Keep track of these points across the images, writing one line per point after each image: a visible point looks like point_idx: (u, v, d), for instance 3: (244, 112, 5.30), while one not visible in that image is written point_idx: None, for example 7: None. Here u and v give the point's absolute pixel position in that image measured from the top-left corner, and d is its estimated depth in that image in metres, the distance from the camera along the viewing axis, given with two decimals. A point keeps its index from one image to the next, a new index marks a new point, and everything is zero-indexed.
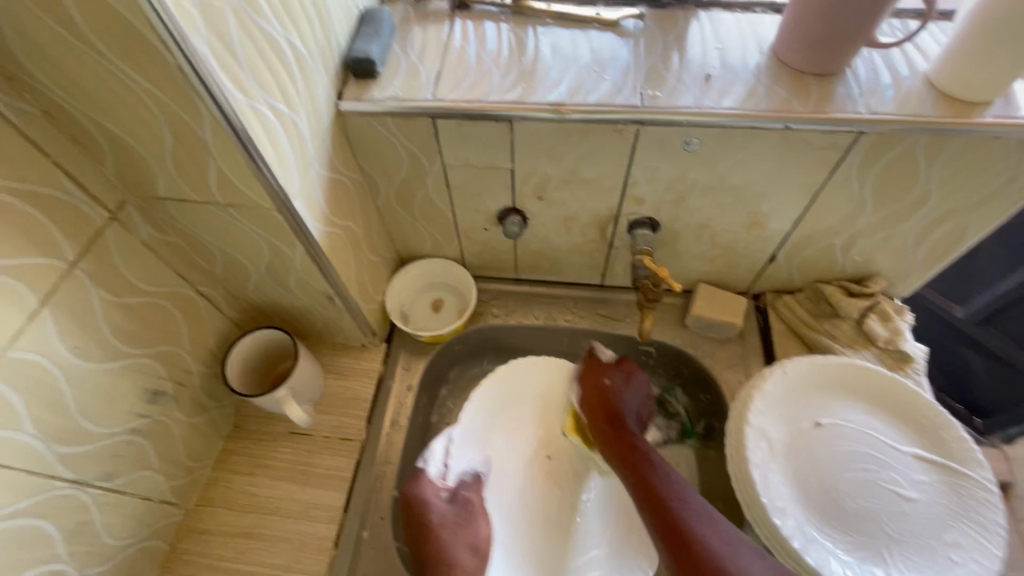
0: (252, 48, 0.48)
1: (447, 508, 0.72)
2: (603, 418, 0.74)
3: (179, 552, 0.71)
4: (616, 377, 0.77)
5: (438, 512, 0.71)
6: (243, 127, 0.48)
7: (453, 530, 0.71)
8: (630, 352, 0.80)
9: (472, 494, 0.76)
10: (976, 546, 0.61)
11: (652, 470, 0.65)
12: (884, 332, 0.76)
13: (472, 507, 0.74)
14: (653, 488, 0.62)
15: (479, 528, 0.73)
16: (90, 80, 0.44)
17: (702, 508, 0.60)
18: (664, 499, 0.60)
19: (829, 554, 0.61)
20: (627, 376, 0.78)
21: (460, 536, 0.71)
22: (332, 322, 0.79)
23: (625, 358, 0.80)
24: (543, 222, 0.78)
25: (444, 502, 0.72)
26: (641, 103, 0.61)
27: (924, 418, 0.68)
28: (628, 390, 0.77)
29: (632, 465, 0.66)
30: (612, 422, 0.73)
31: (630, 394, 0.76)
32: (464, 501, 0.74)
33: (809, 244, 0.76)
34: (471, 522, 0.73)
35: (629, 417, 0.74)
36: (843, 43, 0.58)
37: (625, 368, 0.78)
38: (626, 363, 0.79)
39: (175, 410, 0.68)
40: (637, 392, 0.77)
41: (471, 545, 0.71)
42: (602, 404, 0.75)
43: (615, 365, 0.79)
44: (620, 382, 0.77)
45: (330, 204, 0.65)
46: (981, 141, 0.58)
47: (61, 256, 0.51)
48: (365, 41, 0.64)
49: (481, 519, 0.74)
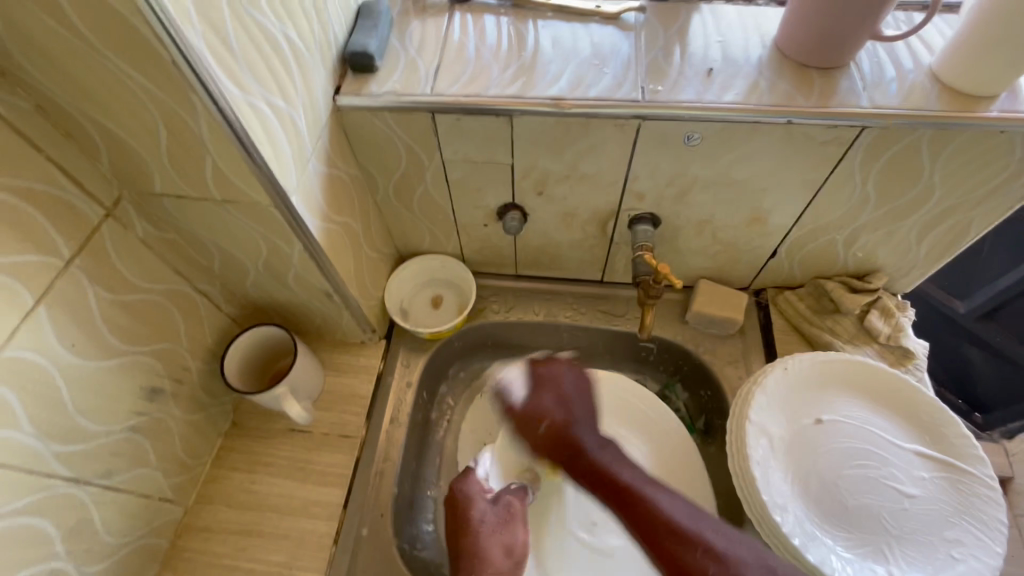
0: (247, 42, 0.47)
1: (489, 508, 0.70)
2: (565, 460, 0.65)
3: (178, 550, 0.71)
4: (554, 406, 0.67)
5: (480, 510, 0.69)
6: (239, 122, 0.47)
7: (493, 532, 0.68)
8: (538, 368, 0.71)
9: (516, 501, 0.71)
10: (976, 542, 0.61)
11: (639, 502, 0.58)
12: (886, 327, 0.76)
13: (513, 511, 0.70)
14: (653, 526, 0.56)
15: (519, 533, 0.69)
16: (84, 74, 0.44)
17: (710, 525, 0.56)
18: (664, 532, 0.56)
19: (829, 550, 0.61)
20: (557, 398, 0.68)
21: (501, 539, 0.68)
22: (331, 319, 0.79)
23: (540, 371, 0.71)
24: (543, 218, 0.78)
25: (486, 503, 0.70)
26: (642, 97, 0.60)
27: (925, 416, 0.68)
28: (563, 408, 0.67)
29: (616, 499, 0.60)
30: (576, 458, 0.64)
31: (568, 411, 0.67)
32: (506, 504, 0.71)
33: (810, 239, 0.75)
34: (511, 525, 0.69)
35: (587, 437, 0.65)
36: (847, 35, 0.57)
37: (552, 386, 0.69)
38: (541, 377, 0.70)
39: (173, 407, 0.68)
40: (564, 387, 0.69)
41: (508, 548, 0.67)
42: (557, 442, 0.65)
43: (541, 390, 0.69)
44: (549, 392, 0.69)
45: (327, 201, 0.64)
46: (986, 136, 0.58)
47: (56, 254, 0.50)
48: (362, 35, 0.63)
49: (521, 524, 0.70)
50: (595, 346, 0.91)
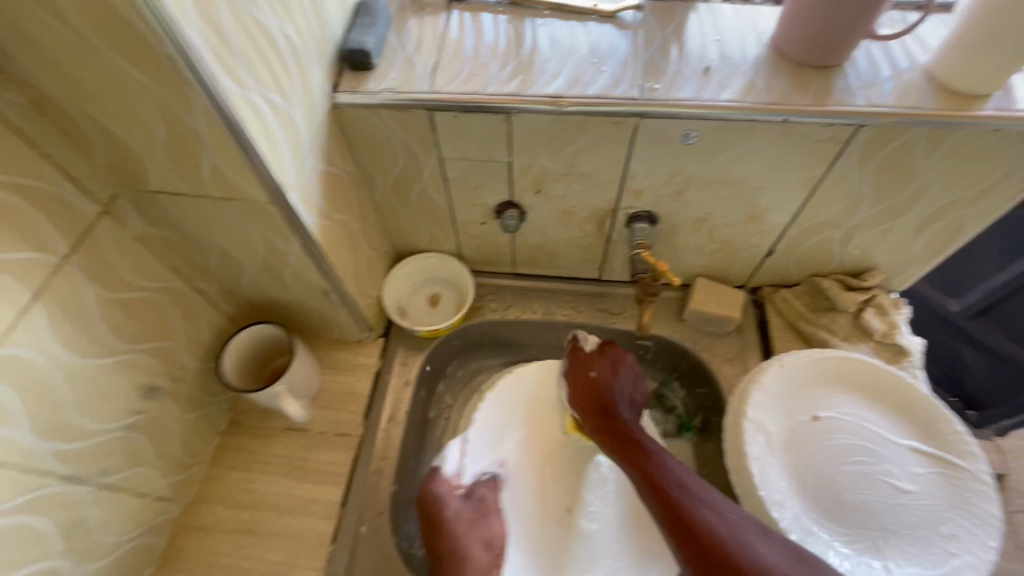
0: (245, 38, 0.47)
1: (463, 505, 0.70)
2: (596, 412, 0.70)
3: (175, 549, 0.71)
4: (603, 368, 0.74)
5: (455, 509, 0.69)
6: (238, 119, 0.47)
7: (470, 528, 0.69)
8: (603, 343, 0.76)
9: (489, 493, 0.73)
10: (971, 536, 0.61)
11: (650, 456, 0.62)
12: (881, 325, 0.77)
13: (487, 504, 0.72)
14: (654, 478, 0.60)
15: (495, 525, 0.71)
16: (81, 71, 0.43)
17: (713, 495, 0.58)
18: (670, 484, 0.58)
19: (826, 546, 0.62)
20: (612, 366, 0.74)
21: (478, 534, 0.69)
22: (328, 317, 0.79)
23: (607, 347, 0.75)
24: (541, 215, 0.78)
25: (460, 499, 0.70)
26: (640, 95, 0.60)
27: (921, 412, 0.68)
28: (617, 377, 0.73)
29: (626, 449, 0.64)
30: (606, 416, 0.70)
31: (618, 378, 0.73)
32: (480, 498, 0.72)
33: (807, 237, 0.76)
34: (486, 519, 0.70)
35: (624, 408, 0.71)
36: (844, 34, 0.57)
37: (611, 358, 0.74)
38: (609, 349, 0.75)
39: (171, 406, 0.68)
40: (626, 376, 0.74)
41: (486, 541, 0.69)
42: (591, 396, 0.72)
43: (598, 354, 0.75)
44: (613, 371, 0.74)
45: (325, 198, 0.64)
46: (980, 135, 0.58)
47: (54, 251, 0.50)
48: (360, 32, 0.63)
49: (496, 516, 0.72)
50: None
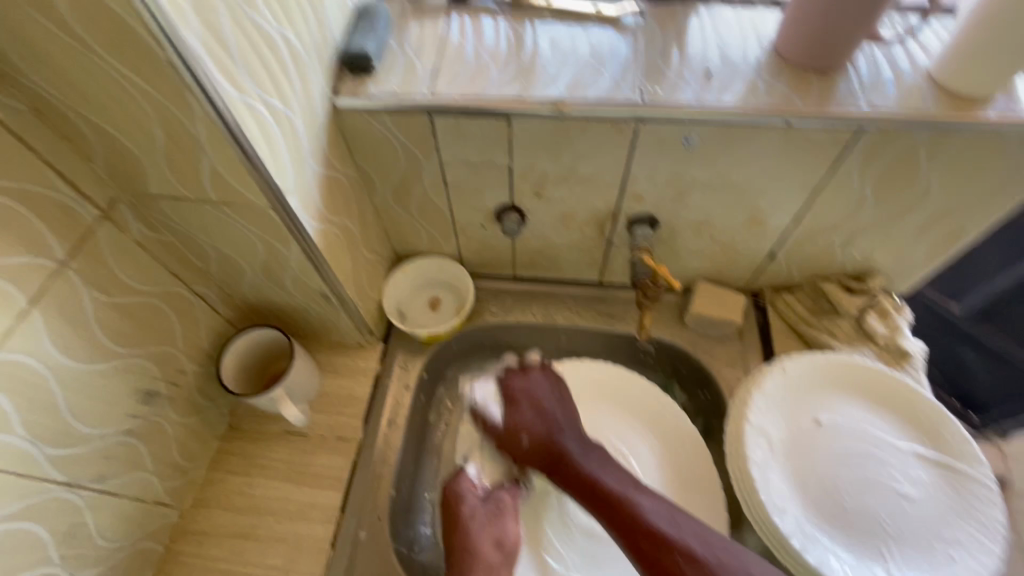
0: (245, 42, 0.47)
1: (480, 505, 0.72)
2: (548, 469, 0.70)
3: (174, 554, 0.70)
4: (533, 420, 0.73)
5: (471, 508, 0.72)
6: (237, 123, 0.47)
7: (483, 525, 0.70)
8: (510, 385, 0.76)
9: (507, 496, 0.73)
10: (974, 543, 0.61)
11: (619, 507, 0.63)
12: (883, 329, 0.77)
13: (504, 505, 0.72)
14: (631, 529, 0.61)
15: (510, 526, 0.71)
16: (80, 76, 0.43)
17: (689, 531, 0.60)
18: (643, 537, 0.60)
19: (829, 551, 0.61)
20: (535, 410, 0.73)
21: (491, 532, 0.70)
22: (328, 321, 0.79)
23: (512, 386, 0.76)
24: (541, 219, 0.78)
25: (478, 499, 0.73)
26: (640, 99, 0.60)
27: (924, 417, 0.68)
28: (545, 421, 0.72)
29: (595, 501, 0.65)
30: (560, 468, 0.69)
31: (546, 417, 0.73)
32: (497, 500, 0.73)
33: (808, 241, 0.75)
34: (501, 519, 0.71)
35: (570, 443, 0.70)
36: (844, 38, 0.57)
37: (531, 401, 0.74)
38: (513, 393, 0.76)
39: (169, 411, 0.67)
40: (547, 401, 0.74)
41: (499, 541, 0.70)
42: (540, 451, 0.71)
43: (518, 405, 0.75)
44: (527, 404, 0.74)
45: (325, 202, 0.64)
46: (982, 138, 0.58)
47: (51, 256, 0.50)
48: (360, 36, 0.63)
49: (511, 516, 0.72)
50: (594, 348, 0.91)
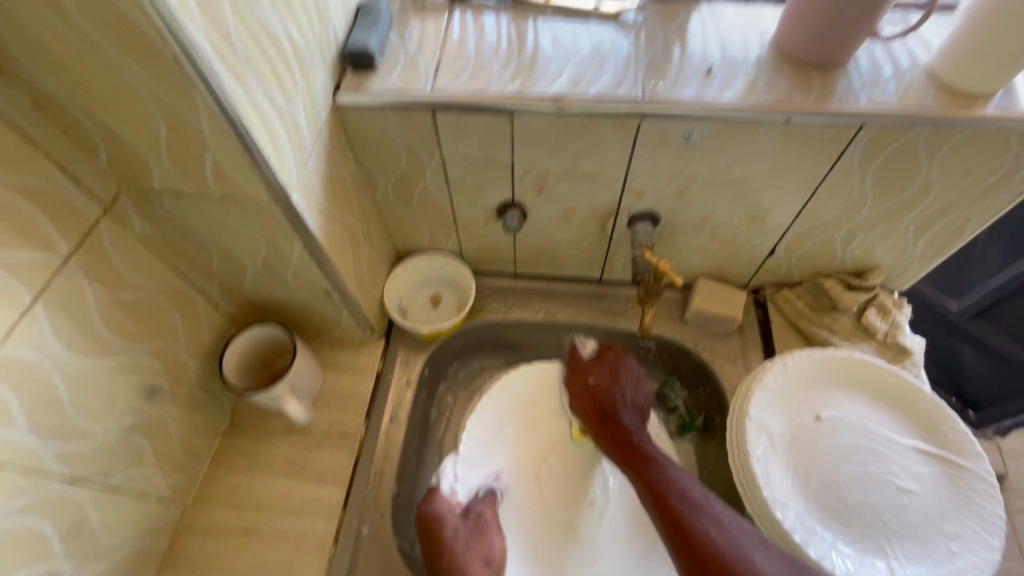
0: (249, 37, 0.47)
1: (461, 523, 0.70)
2: (599, 420, 0.74)
3: (176, 551, 0.70)
4: (601, 375, 0.77)
5: (453, 528, 0.69)
6: (240, 118, 0.47)
7: (469, 545, 0.68)
8: (606, 346, 0.79)
9: (487, 509, 0.72)
10: (974, 537, 0.61)
11: (654, 469, 0.66)
12: (883, 325, 0.77)
13: (486, 520, 0.71)
14: (658, 488, 0.64)
15: (494, 540, 0.70)
16: (83, 70, 0.43)
17: (716, 502, 0.62)
18: (672, 495, 0.62)
19: (830, 546, 0.61)
20: (610, 368, 0.77)
21: (480, 549, 0.69)
22: (330, 318, 0.79)
23: (607, 349, 0.79)
24: (542, 216, 0.78)
25: (459, 517, 0.70)
26: (642, 95, 0.60)
27: (924, 412, 0.68)
28: (620, 381, 0.76)
29: (632, 459, 0.68)
30: (609, 424, 0.73)
31: (627, 379, 0.76)
32: (478, 515, 0.71)
33: (808, 237, 0.76)
34: (485, 535, 0.70)
35: (625, 411, 0.74)
36: (846, 34, 0.57)
37: (610, 361, 0.77)
38: (608, 353, 0.78)
39: (172, 407, 0.67)
40: (629, 372, 0.77)
41: (487, 558, 0.69)
42: (595, 404, 0.75)
43: (599, 360, 0.78)
44: (621, 372, 0.76)
45: (327, 198, 0.64)
46: (982, 134, 0.58)
47: (55, 251, 0.50)
48: (362, 32, 0.63)
49: (495, 531, 0.71)
50: None
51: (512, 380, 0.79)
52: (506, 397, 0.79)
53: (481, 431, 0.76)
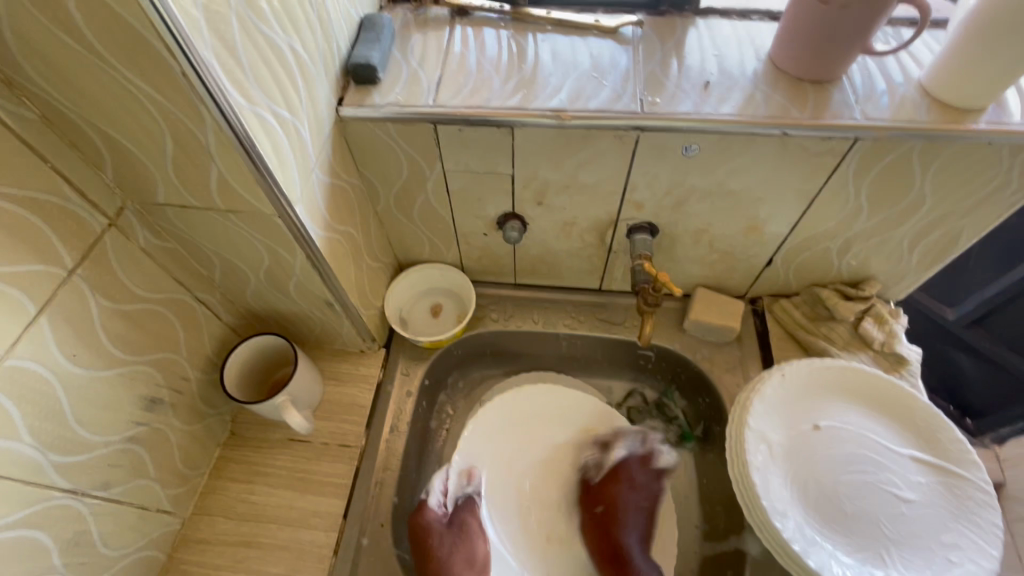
0: (255, 53, 0.48)
1: (447, 532, 0.69)
2: (607, 560, 0.72)
3: (175, 563, 0.70)
4: (609, 505, 0.74)
5: (438, 537, 0.68)
6: (246, 132, 0.47)
7: (452, 552, 0.68)
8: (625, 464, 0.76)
9: (471, 517, 0.71)
10: (972, 546, 0.62)
11: None
12: (880, 334, 0.77)
13: (471, 528, 0.70)
14: None
15: (478, 546, 0.70)
16: (91, 85, 0.44)
17: None
18: None
19: (830, 555, 0.61)
20: (621, 489, 0.75)
21: (461, 557, 0.68)
22: (331, 328, 0.79)
23: (625, 469, 0.76)
24: (541, 227, 0.79)
25: (444, 527, 0.70)
26: (641, 109, 0.61)
27: (919, 421, 0.69)
28: (626, 503, 0.74)
29: None
30: (618, 563, 0.71)
31: (630, 501, 0.74)
32: (463, 522, 0.71)
33: (805, 248, 0.77)
34: (469, 541, 0.69)
35: (631, 545, 0.72)
36: (840, 50, 0.58)
37: (621, 479, 0.75)
38: (622, 473, 0.76)
39: (172, 418, 0.67)
40: (634, 492, 0.75)
41: (471, 561, 0.68)
42: (604, 537, 0.73)
43: (612, 480, 0.76)
44: (628, 494, 0.75)
45: (329, 209, 0.65)
46: (974, 147, 0.59)
47: (59, 263, 0.50)
48: (365, 47, 0.64)
49: (480, 538, 0.70)
50: (594, 355, 0.92)
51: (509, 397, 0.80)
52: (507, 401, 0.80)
53: (472, 444, 0.77)
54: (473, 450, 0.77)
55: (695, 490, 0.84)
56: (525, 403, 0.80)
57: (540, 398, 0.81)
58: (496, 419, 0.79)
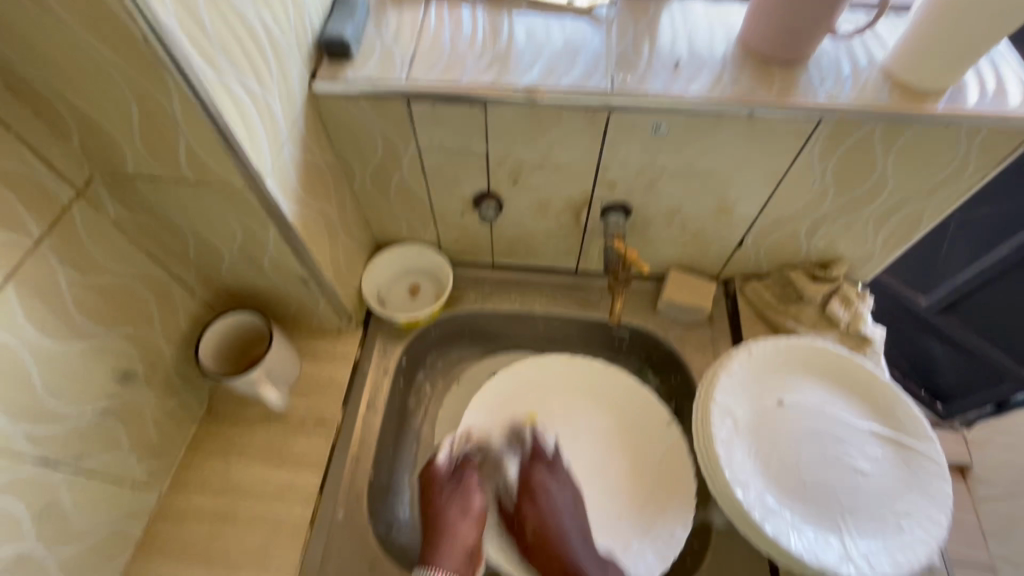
0: (221, 23, 0.48)
1: (448, 484, 0.73)
2: None
3: (152, 536, 0.71)
4: (532, 511, 0.71)
5: (439, 488, 0.73)
6: (213, 102, 0.47)
7: (448, 501, 0.71)
8: (529, 476, 0.73)
9: (471, 473, 0.74)
10: (923, 513, 0.64)
11: None
12: (846, 315, 0.80)
13: (469, 481, 0.73)
14: None
15: (475, 499, 0.72)
16: (53, 52, 0.44)
17: None
18: None
19: (788, 524, 0.64)
20: (541, 505, 0.71)
21: (455, 505, 0.71)
22: (307, 306, 0.80)
23: (531, 481, 0.73)
24: (517, 206, 0.79)
25: (446, 478, 0.74)
26: (611, 87, 0.62)
27: (878, 397, 0.71)
28: (548, 512, 0.70)
29: None
30: None
31: (553, 503, 0.71)
32: (462, 476, 0.74)
33: (774, 229, 0.78)
34: (466, 492, 0.72)
35: (577, 551, 0.69)
36: (805, 32, 0.59)
37: (532, 498, 0.72)
38: (532, 488, 0.72)
39: (147, 392, 0.68)
40: (554, 494, 0.72)
41: (465, 511, 0.70)
42: (549, 560, 0.69)
43: (524, 500, 0.72)
44: (545, 503, 0.71)
45: (303, 185, 0.65)
46: (933, 130, 0.61)
47: (26, 233, 0.50)
48: (339, 22, 0.64)
49: (476, 491, 0.73)
50: (570, 335, 0.94)
51: (513, 371, 0.83)
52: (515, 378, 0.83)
53: (478, 419, 0.80)
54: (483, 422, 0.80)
55: None
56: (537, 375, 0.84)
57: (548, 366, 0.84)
58: (504, 395, 0.82)
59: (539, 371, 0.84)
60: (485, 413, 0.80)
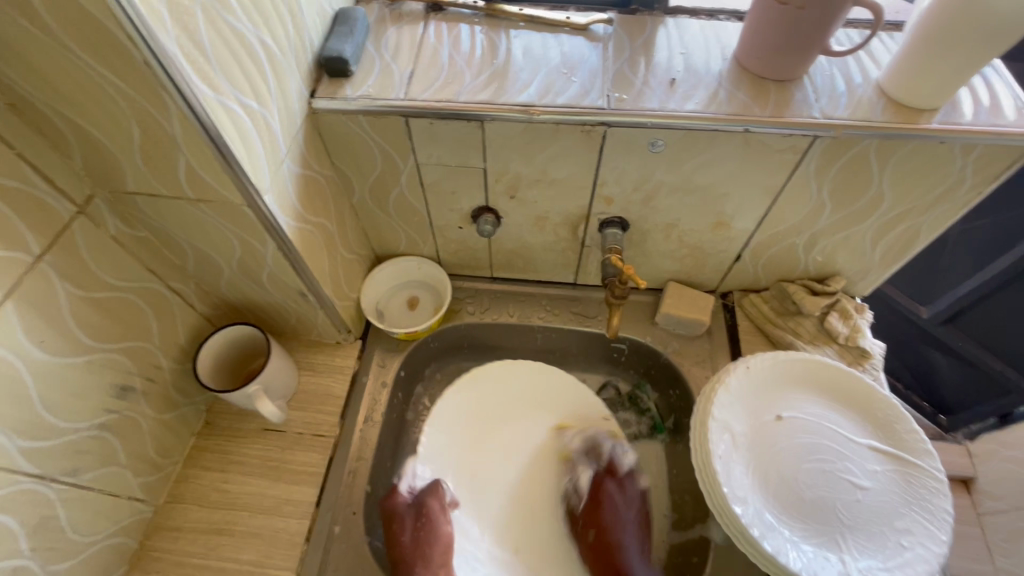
0: (220, 44, 0.48)
1: (409, 515, 0.72)
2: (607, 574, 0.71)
3: (147, 550, 0.70)
4: (595, 532, 0.73)
5: (401, 521, 0.71)
6: (211, 121, 0.48)
7: (412, 534, 0.70)
8: (601, 488, 0.76)
9: (429, 500, 0.73)
10: (923, 531, 0.63)
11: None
12: (844, 328, 0.80)
13: (428, 510, 0.72)
14: None
15: (440, 526, 0.71)
16: (55, 74, 0.44)
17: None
18: None
19: (785, 540, 0.63)
20: (614, 516, 0.73)
21: (422, 539, 0.70)
22: (306, 319, 0.80)
23: (602, 491, 0.75)
24: (515, 220, 0.80)
25: (410, 508, 0.73)
26: (608, 104, 0.63)
27: (878, 413, 0.71)
28: (614, 522, 0.73)
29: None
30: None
31: (615, 517, 0.73)
32: (422, 505, 0.72)
33: (771, 243, 0.79)
34: (428, 523, 0.71)
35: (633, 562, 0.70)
36: (799, 51, 0.60)
37: (598, 502, 0.75)
38: (601, 496, 0.75)
39: (144, 406, 0.68)
40: (620, 507, 0.74)
41: (430, 543, 0.70)
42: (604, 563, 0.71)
43: (592, 504, 0.75)
44: (608, 514, 0.73)
45: (302, 200, 0.65)
46: (928, 146, 0.61)
47: (26, 249, 0.51)
48: (338, 41, 0.65)
49: (438, 518, 0.71)
50: (569, 348, 0.94)
51: (472, 378, 0.83)
52: (474, 388, 0.83)
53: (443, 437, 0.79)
54: (447, 423, 0.80)
55: (663, 481, 0.85)
56: (490, 383, 0.84)
57: (507, 371, 0.84)
58: (461, 412, 0.82)
59: (493, 375, 0.84)
60: (444, 426, 0.80)
